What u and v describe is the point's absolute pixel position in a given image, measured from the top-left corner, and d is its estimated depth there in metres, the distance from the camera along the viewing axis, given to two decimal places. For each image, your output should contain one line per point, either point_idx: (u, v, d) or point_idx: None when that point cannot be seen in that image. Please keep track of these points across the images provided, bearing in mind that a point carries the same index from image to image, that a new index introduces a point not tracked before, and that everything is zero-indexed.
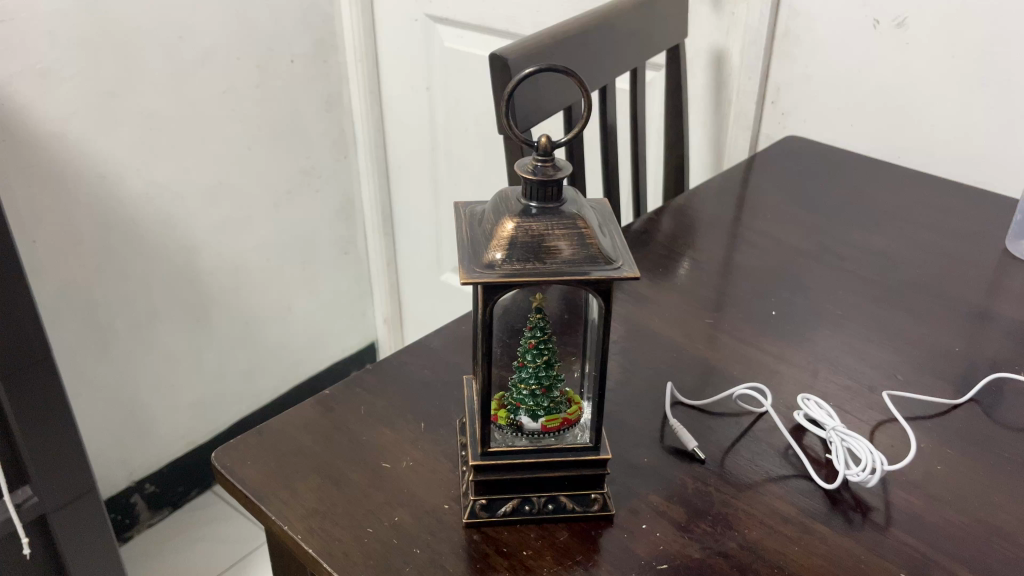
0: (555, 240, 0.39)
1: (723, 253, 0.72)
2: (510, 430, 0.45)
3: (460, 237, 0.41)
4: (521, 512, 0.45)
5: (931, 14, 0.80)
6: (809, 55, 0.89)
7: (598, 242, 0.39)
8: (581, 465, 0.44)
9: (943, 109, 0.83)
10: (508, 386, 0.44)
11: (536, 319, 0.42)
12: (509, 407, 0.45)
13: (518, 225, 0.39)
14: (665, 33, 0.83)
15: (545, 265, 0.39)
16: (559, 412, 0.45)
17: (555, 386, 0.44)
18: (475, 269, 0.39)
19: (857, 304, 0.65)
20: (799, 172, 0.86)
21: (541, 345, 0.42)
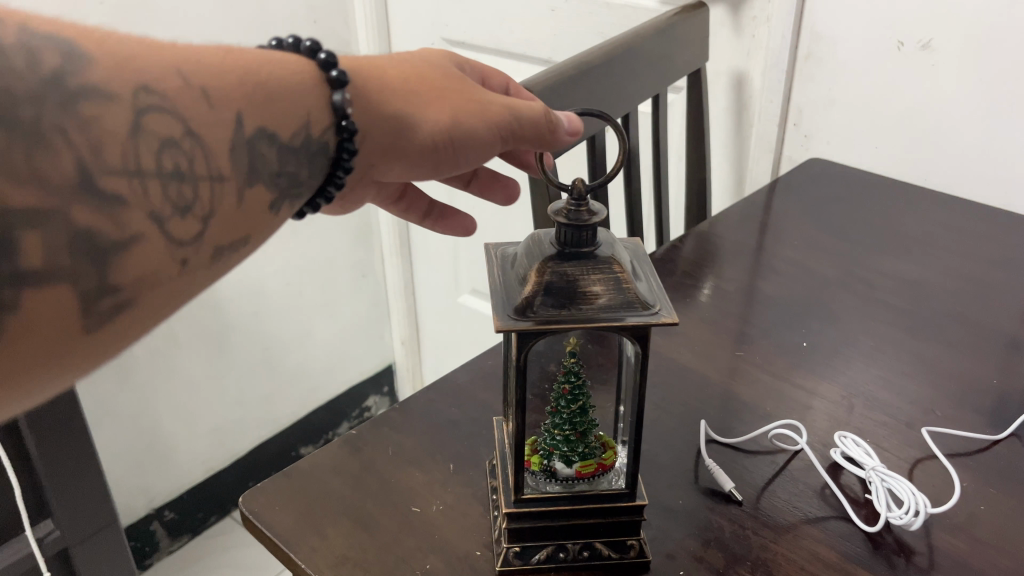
0: (592, 285, 0.38)
1: (748, 281, 0.71)
2: (543, 476, 0.44)
3: (492, 280, 0.41)
4: (557, 558, 0.44)
5: (956, 36, 0.79)
6: (831, 79, 0.89)
7: (635, 287, 0.39)
8: (616, 512, 0.43)
9: (967, 133, 0.82)
10: (541, 431, 0.43)
11: (570, 363, 0.41)
12: (542, 453, 0.44)
13: (553, 268, 0.38)
14: (686, 59, 0.82)
15: (581, 311, 0.38)
16: (593, 458, 0.44)
17: (590, 431, 0.43)
18: (509, 314, 0.38)
19: (888, 334, 0.64)
20: (825, 196, 0.85)
21: (575, 391, 0.42)
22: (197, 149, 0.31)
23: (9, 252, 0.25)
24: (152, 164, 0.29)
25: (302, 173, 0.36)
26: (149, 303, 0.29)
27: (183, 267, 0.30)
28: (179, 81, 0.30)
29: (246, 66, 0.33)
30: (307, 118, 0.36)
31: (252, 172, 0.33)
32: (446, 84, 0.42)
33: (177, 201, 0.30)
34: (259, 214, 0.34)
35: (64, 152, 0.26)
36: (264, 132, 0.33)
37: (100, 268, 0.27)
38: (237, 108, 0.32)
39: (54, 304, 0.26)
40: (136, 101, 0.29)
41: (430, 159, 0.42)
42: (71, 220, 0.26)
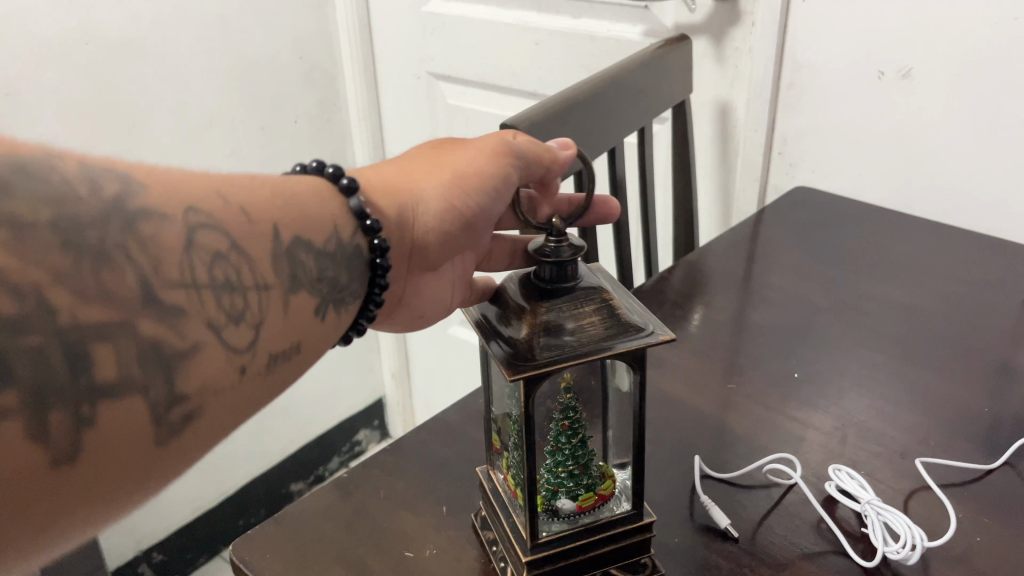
0: (585, 317, 0.38)
1: (738, 311, 0.71)
2: (546, 516, 0.43)
3: (479, 336, 0.40)
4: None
5: (935, 64, 0.80)
6: (815, 107, 0.90)
7: (625, 314, 0.39)
8: (626, 537, 0.44)
9: (950, 158, 0.83)
10: (541, 471, 0.42)
11: (567, 399, 0.41)
12: (544, 494, 0.43)
13: (544, 307, 0.38)
14: (671, 89, 0.83)
15: (583, 345, 0.37)
16: (593, 490, 0.44)
17: (592, 462, 0.43)
18: (513, 362, 0.37)
19: (880, 363, 0.64)
20: (811, 223, 0.85)
21: (574, 425, 0.41)
22: (242, 260, 0.33)
23: (89, 364, 0.27)
24: (207, 278, 0.31)
25: (342, 278, 0.39)
26: (215, 408, 0.31)
27: (241, 372, 0.33)
28: (219, 202, 0.34)
29: (274, 189, 0.37)
30: (333, 226, 0.39)
31: (294, 280, 0.36)
32: (435, 154, 0.46)
33: (232, 311, 0.32)
34: (304, 320, 0.37)
35: (129, 271, 0.29)
36: (299, 242, 0.37)
37: (169, 377, 0.29)
38: (273, 221, 0.36)
39: (131, 417, 0.28)
40: (187, 221, 0.31)
41: (460, 221, 0.45)
42: (140, 330, 0.29)
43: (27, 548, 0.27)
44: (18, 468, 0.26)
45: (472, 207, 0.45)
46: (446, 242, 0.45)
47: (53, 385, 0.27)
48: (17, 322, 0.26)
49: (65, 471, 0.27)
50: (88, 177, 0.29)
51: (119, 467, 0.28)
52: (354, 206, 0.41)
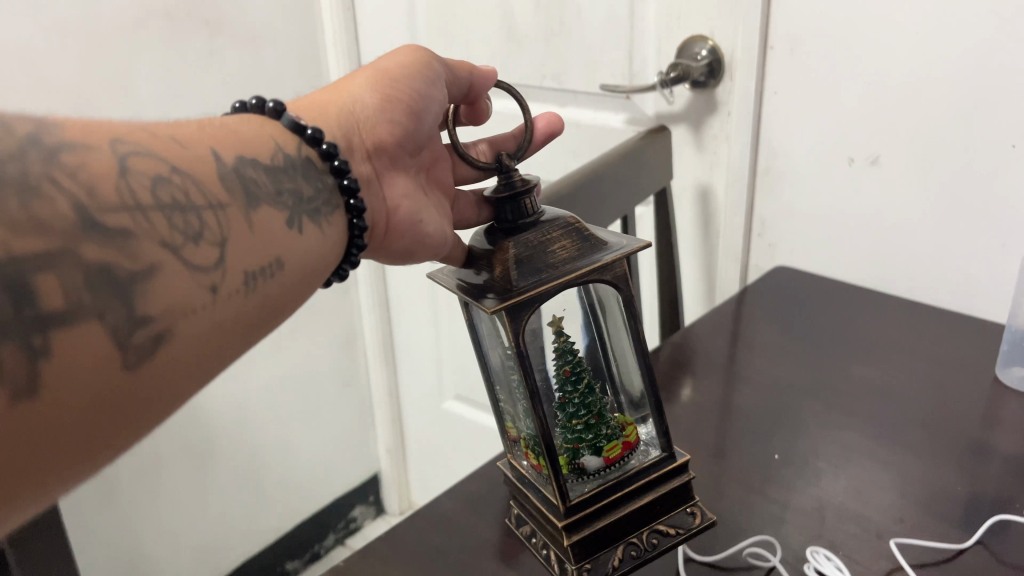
0: (554, 243, 0.43)
1: (723, 394, 0.74)
2: (576, 476, 0.47)
3: (462, 292, 0.44)
4: (632, 556, 0.48)
5: (902, 151, 0.84)
6: (791, 192, 0.94)
7: (588, 236, 0.44)
8: (664, 477, 0.48)
9: (920, 238, 0.86)
10: (559, 429, 0.45)
11: (562, 342, 0.44)
12: (569, 454, 0.46)
13: (514, 243, 0.43)
14: (652, 179, 0.87)
15: (555, 265, 0.42)
16: (617, 439, 0.47)
17: (606, 412, 0.47)
18: (496, 294, 0.41)
19: (858, 444, 0.66)
20: (790, 301, 0.89)
21: (576, 371, 0.45)
22: (184, 181, 0.38)
23: (33, 298, 0.30)
24: (151, 201, 0.35)
25: (302, 190, 0.45)
26: (185, 327, 0.35)
27: (213, 292, 0.37)
28: (152, 141, 0.38)
29: (202, 126, 0.43)
30: (273, 143, 0.45)
31: (248, 201, 0.41)
32: (353, 74, 0.53)
33: (186, 230, 0.36)
34: (270, 233, 0.41)
35: (62, 204, 0.32)
36: (242, 162, 0.42)
37: (127, 303, 0.32)
38: (209, 148, 0.41)
39: (91, 343, 0.31)
40: (118, 156, 0.36)
41: (390, 104, 0.51)
42: (83, 257, 0.31)
43: (31, 478, 0.30)
44: None
45: (407, 94, 0.52)
46: (393, 132, 0.52)
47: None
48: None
49: (32, 400, 0.29)
50: (6, 127, 0.33)
51: (95, 393, 0.31)
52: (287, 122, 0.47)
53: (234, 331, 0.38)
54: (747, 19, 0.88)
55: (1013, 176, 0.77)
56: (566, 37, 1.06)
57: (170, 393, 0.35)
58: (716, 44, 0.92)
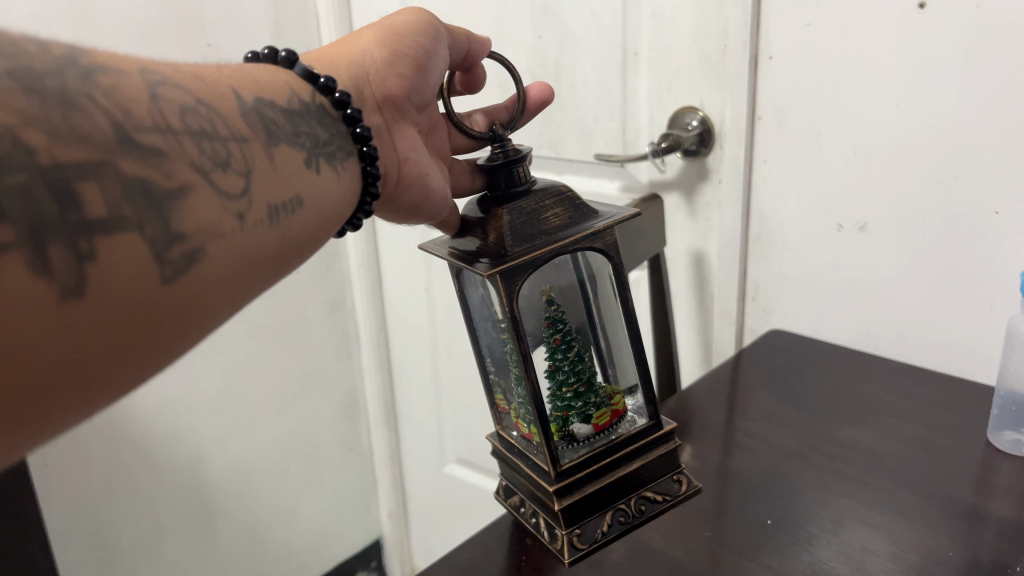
0: (546, 210, 0.52)
1: (719, 459, 0.75)
2: (567, 441, 0.57)
3: (460, 255, 0.53)
4: (619, 519, 0.58)
5: (887, 218, 0.86)
6: (783, 256, 0.96)
7: (571, 206, 0.53)
8: (651, 444, 0.59)
9: (909, 301, 0.88)
10: (552, 397, 0.56)
11: (554, 314, 0.54)
12: (561, 422, 0.56)
13: (509, 209, 0.52)
14: (646, 245, 0.89)
15: (544, 234, 0.51)
16: (605, 408, 0.58)
17: (595, 382, 0.57)
18: (492, 257, 0.50)
19: (851, 509, 0.66)
20: (785, 364, 0.90)
21: (567, 341, 0.55)
22: (210, 111, 0.42)
23: (76, 203, 0.33)
24: (181, 126, 0.39)
25: (318, 134, 0.50)
26: (214, 247, 0.39)
27: (240, 218, 0.41)
28: (178, 76, 0.42)
29: (222, 69, 0.47)
30: (290, 89, 0.50)
31: (269, 139, 0.45)
32: (357, 34, 0.58)
33: (215, 157, 0.40)
34: (291, 172, 0.46)
35: (100, 120, 0.35)
36: (261, 103, 0.47)
37: (163, 218, 0.36)
38: (231, 87, 0.46)
39: (132, 248, 0.35)
40: (149, 84, 0.39)
41: (396, 57, 0.56)
42: (121, 169, 0.35)
43: (82, 375, 0.33)
44: (38, 304, 0.31)
45: (413, 49, 0.57)
46: (401, 84, 0.57)
47: (45, 220, 0.32)
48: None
49: (81, 300, 0.32)
50: (44, 45, 0.36)
51: (135, 298, 0.35)
52: (300, 70, 0.52)
53: (258, 261, 0.43)
54: (734, 90, 0.91)
55: (996, 242, 0.79)
56: (562, 107, 1.10)
57: (198, 312, 0.38)
58: (706, 115, 0.95)
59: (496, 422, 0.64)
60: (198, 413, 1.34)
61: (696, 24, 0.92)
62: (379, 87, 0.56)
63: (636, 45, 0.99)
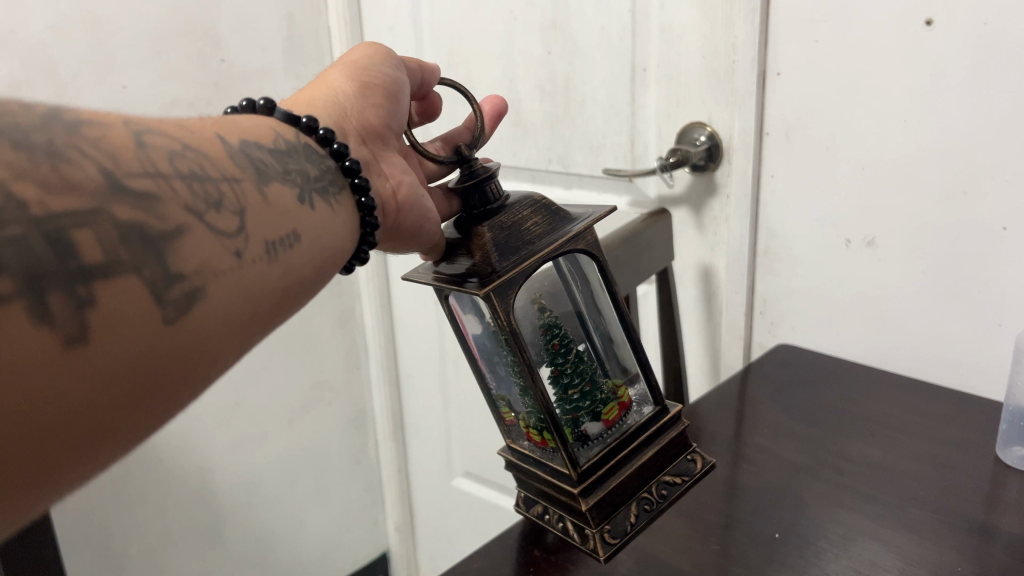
0: (526, 221, 0.53)
1: (728, 473, 0.75)
2: (582, 442, 0.57)
3: (446, 281, 0.53)
4: (645, 508, 0.59)
5: (894, 236, 0.87)
6: (791, 270, 0.96)
7: (551, 213, 0.55)
8: (662, 427, 0.60)
9: (918, 317, 0.88)
10: (562, 401, 0.56)
11: (547, 318, 0.55)
12: (573, 423, 0.57)
13: (489, 225, 0.52)
14: (655, 260, 0.90)
15: (530, 244, 0.52)
16: (612, 402, 0.58)
17: (598, 379, 0.57)
18: (483, 276, 0.50)
19: (859, 524, 0.66)
20: (792, 379, 0.90)
21: (564, 343, 0.55)
22: (197, 156, 0.43)
23: (74, 243, 0.33)
24: (170, 170, 0.40)
25: (309, 171, 0.51)
26: (214, 287, 0.39)
27: (238, 255, 0.42)
28: (164, 126, 0.43)
29: (202, 118, 0.48)
30: (274, 131, 0.51)
31: (261, 178, 0.46)
32: (323, 78, 0.60)
33: (208, 200, 0.41)
34: (285, 208, 0.47)
35: (91, 170, 0.36)
36: (249, 144, 0.48)
37: (160, 260, 0.37)
38: (215, 132, 0.47)
39: (131, 291, 0.35)
40: (136, 134, 0.40)
41: (369, 87, 0.58)
42: (114, 216, 0.36)
43: (86, 419, 0.33)
44: (42, 349, 0.32)
45: (382, 79, 0.58)
46: (378, 114, 0.58)
47: (41, 265, 0.32)
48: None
49: (82, 345, 0.33)
50: (28, 104, 0.37)
51: (135, 343, 0.35)
52: (281, 115, 0.53)
53: (260, 296, 0.43)
54: (743, 105, 0.92)
55: (1005, 255, 0.79)
56: (572, 122, 1.10)
57: (203, 348, 0.39)
58: (714, 130, 0.95)
59: (505, 436, 0.64)
60: (208, 426, 1.35)
61: (705, 40, 0.92)
62: (358, 120, 0.57)
63: (645, 61, 1.00)
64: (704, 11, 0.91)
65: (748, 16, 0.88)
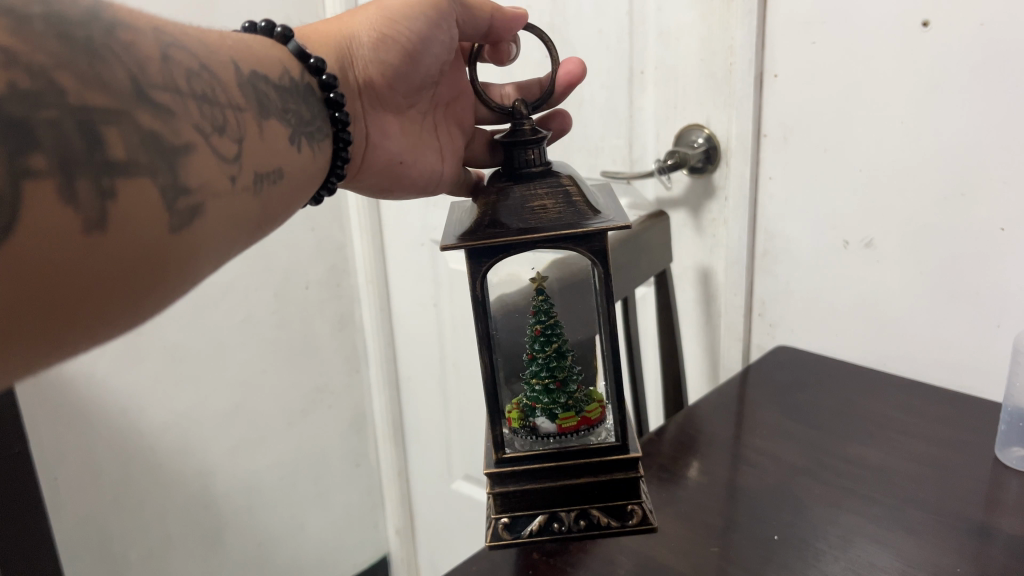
0: (537, 202, 0.53)
1: (726, 474, 0.75)
2: (527, 433, 0.63)
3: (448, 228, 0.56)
4: (554, 526, 0.62)
5: (892, 236, 0.87)
6: (789, 272, 0.97)
7: (576, 203, 0.53)
8: (609, 460, 0.61)
9: (916, 320, 0.88)
10: (525, 381, 0.61)
11: (540, 303, 0.58)
12: (525, 410, 0.62)
13: (499, 194, 0.54)
14: (653, 261, 0.90)
15: (527, 222, 0.52)
16: (575, 412, 0.61)
17: (568, 383, 0.60)
18: (461, 235, 0.53)
19: (858, 525, 0.66)
20: (791, 382, 0.90)
21: (544, 334, 0.59)
22: (212, 78, 0.45)
23: (102, 145, 0.35)
24: (188, 87, 0.42)
25: (304, 114, 0.53)
26: (210, 206, 0.42)
27: (232, 181, 0.44)
28: (187, 39, 0.44)
29: (223, 37, 0.50)
30: (283, 66, 0.53)
31: (263, 111, 0.49)
32: (361, 7, 0.61)
33: (214, 122, 0.43)
34: (276, 145, 0.49)
35: (120, 73, 0.38)
36: (257, 76, 0.50)
37: (172, 170, 0.39)
38: (231, 57, 0.48)
39: (145, 192, 0.37)
40: (162, 45, 0.42)
41: (388, 44, 0.61)
42: (139, 121, 0.37)
43: (96, 299, 0.36)
44: (67, 230, 0.34)
45: (405, 35, 0.60)
46: (386, 69, 0.62)
47: (76, 157, 0.34)
48: (36, 96, 0.33)
49: (98, 232, 0.35)
50: None
51: (142, 242, 0.37)
52: (293, 48, 0.55)
53: (247, 222, 0.46)
54: (739, 106, 0.92)
55: (1003, 257, 0.79)
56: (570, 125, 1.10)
57: (196, 258, 0.41)
58: (712, 132, 0.95)
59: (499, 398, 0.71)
60: (208, 426, 1.35)
61: (703, 43, 0.93)
62: (363, 71, 0.61)
63: (643, 64, 1.00)
64: (701, 14, 0.92)
65: (746, 17, 0.88)
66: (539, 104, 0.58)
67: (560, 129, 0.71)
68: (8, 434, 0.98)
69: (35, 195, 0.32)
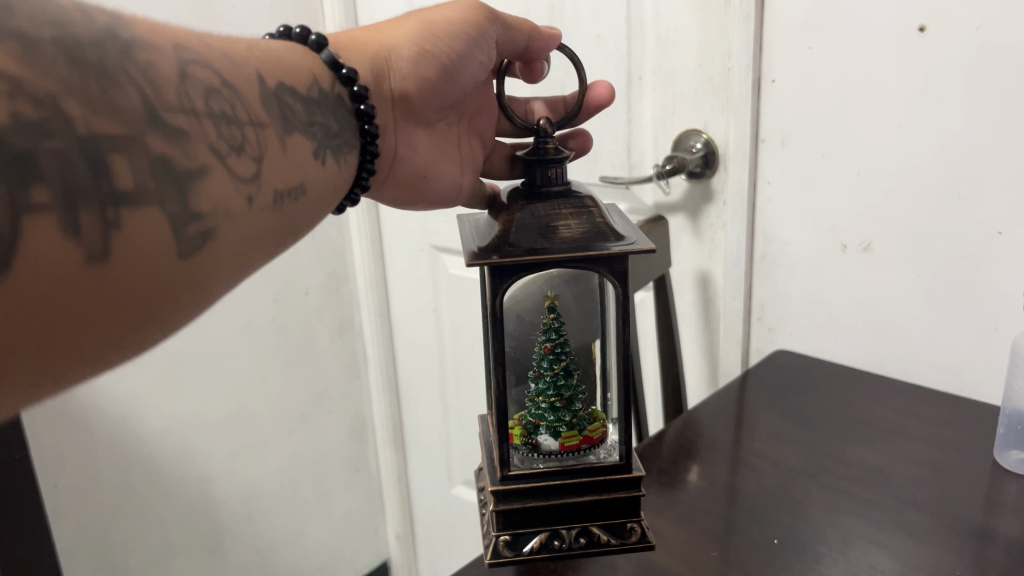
0: (561, 220, 0.53)
1: (727, 478, 0.75)
2: (528, 451, 0.60)
3: (465, 241, 0.55)
4: (556, 545, 0.58)
5: (891, 240, 0.87)
6: (787, 276, 0.97)
7: (600, 225, 0.53)
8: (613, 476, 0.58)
9: (914, 322, 0.88)
10: (528, 399, 0.60)
11: (550, 319, 0.57)
12: (528, 426, 0.60)
13: (522, 210, 0.53)
14: (653, 265, 0.90)
15: (550, 239, 0.52)
16: (578, 431, 0.59)
17: (573, 401, 0.59)
18: (481, 249, 0.52)
19: (858, 528, 0.66)
20: (791, 386, 0.90)
21: (553, 351, 0.57)
22: (233, 94, 0.45)
23: (108, 174, 0.36)
24: (205, 107, 0.42)
25: (331, 126, 0.53)
26: (222, 227, 0.42)
27: (249, 201, 0.44)
28: (209, 52, 0.45)
29: (250, 47, 0.50)
30: (313, 77, 0.53)
31: (285, 125, 0.49)
32: (403, 21, 0.61)
33: (232, 141, 0.43)
34: (298, 160, 0.50)
35: (131, 92, 0.38)
36: (283, 88, 0.50)
37: (183, 196, 0.39)
38: (256, 69, 0.48)
39: (153, 224, 0.38)
40: (173, 53, 0.42)
41: (425, 60, 0.60)
42: (149, 144, 0.38)
43: (102, 327, 0.36)
44: (68, 265, 0.34)
45: (444, 52, 0.59)
46: (419, 83, 0.61)
47: (81, 186, 0.35)
48: (42, 117, 0.33)
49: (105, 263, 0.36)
50: (85, 12, 0.38)
51: (149, 273, 0.38)
52: (327, 57, 0.55)
53: (265, 237, 0.46)
54: (737, 112, 0.92)
55: (1001, 262, 0.80)
56: None
57: (208, 283, 0.42)
58: (711, 138, 0.96)
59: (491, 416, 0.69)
60: (208, 432, 1.35)
61: (701, 48, 0.93)
62: (397, 85, 0.61)
63: (641, 69, 1.00)
64: (699, 19, 0.92)
65: (742, 23, 0.88)
66: (566, 123, 0.57)
67: (580, 148, 0.71)
68: (11, 442, 0.98)
69: (37, 229, 0.33)
